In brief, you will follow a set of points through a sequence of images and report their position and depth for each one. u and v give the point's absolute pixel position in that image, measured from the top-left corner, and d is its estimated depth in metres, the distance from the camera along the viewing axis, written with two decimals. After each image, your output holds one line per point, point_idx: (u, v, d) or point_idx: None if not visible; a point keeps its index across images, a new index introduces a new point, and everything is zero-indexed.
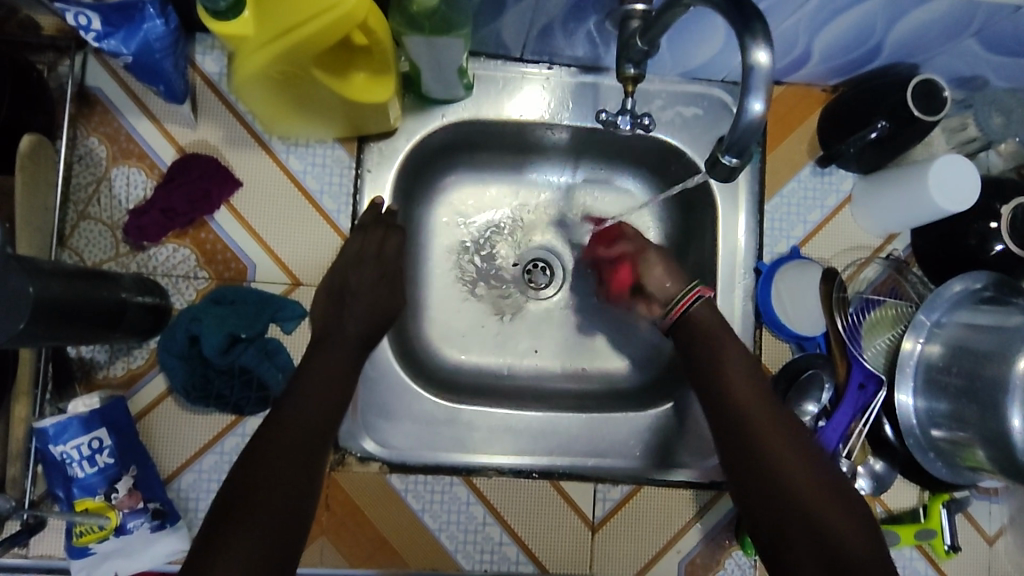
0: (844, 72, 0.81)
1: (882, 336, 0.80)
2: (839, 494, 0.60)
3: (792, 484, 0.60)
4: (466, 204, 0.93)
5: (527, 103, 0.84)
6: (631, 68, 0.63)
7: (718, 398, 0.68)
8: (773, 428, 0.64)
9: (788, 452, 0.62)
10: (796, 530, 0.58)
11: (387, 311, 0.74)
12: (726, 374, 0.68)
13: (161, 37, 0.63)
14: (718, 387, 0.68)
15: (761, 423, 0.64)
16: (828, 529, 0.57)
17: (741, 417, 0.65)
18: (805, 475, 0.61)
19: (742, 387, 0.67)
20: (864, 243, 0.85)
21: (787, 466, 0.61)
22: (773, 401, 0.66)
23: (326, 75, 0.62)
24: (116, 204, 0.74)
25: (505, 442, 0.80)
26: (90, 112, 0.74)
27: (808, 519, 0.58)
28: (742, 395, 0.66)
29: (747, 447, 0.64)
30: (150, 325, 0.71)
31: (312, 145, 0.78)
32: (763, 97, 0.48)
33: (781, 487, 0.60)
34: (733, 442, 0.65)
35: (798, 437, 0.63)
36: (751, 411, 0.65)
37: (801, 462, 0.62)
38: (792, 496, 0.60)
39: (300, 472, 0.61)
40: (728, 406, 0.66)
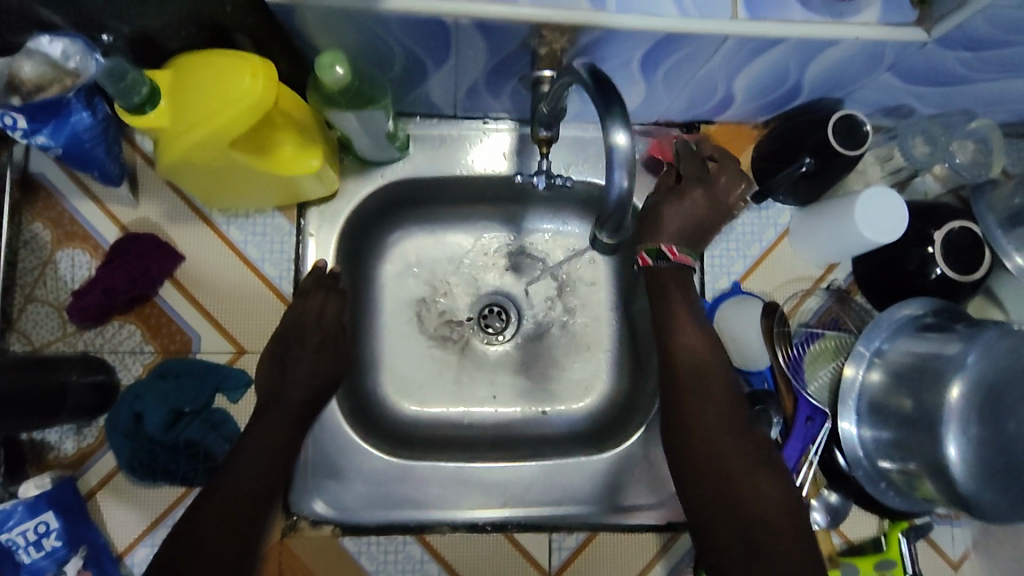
0: (772, 109, 0.82)
1: (824, 368, 0.81)
2: (777, 487, 0.62)
3: (734, 475, 0.62)
4: (417, 255, 0.94)
5: (489, 151, 0.86)
6: (544, 130, 0.64)
7: (673, 382, 0.68)
8: (721, 419, 0.65)
9: (733, 443, 0.64)
10: (729, 520, 0.60)
11: (330, 377, 0.76)
12: (682, 360, 0.69)
13: (89, 127, 0.64)
14: (675, 373, 0.69)
15: (710, 414, 0.65)
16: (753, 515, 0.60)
17: (693, 406, 0.66)
18: (745, 467, 0.62)
19: (696, 375, 0.68)
20: (805, 274, 0.86)
21: (729, 458, 0.63)
22: (725, 390, 0.67)
23: (246, 155, 0.63)
24: (61, 286, 0.76)
25: (459, 496, 0.80)
26: (34, 198, 0.76)
27: (741, 512, 0.60)
28: (697, 384, 0.67)
29: (696, 435, 0.65)
30: (96, 404, 0.72)
31: (251, 215, 0.80)
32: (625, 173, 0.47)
33: (720, 475, 0.62)
34: (683, 431, 0.66)
35: (744, 428, 0.65)
36: (702, 401, 0.66)
37: (743, 453, 0.63)
38: (731, 489, 0.61)
39: (240, 541, 0.62)
40: (682, 394, 0.67)
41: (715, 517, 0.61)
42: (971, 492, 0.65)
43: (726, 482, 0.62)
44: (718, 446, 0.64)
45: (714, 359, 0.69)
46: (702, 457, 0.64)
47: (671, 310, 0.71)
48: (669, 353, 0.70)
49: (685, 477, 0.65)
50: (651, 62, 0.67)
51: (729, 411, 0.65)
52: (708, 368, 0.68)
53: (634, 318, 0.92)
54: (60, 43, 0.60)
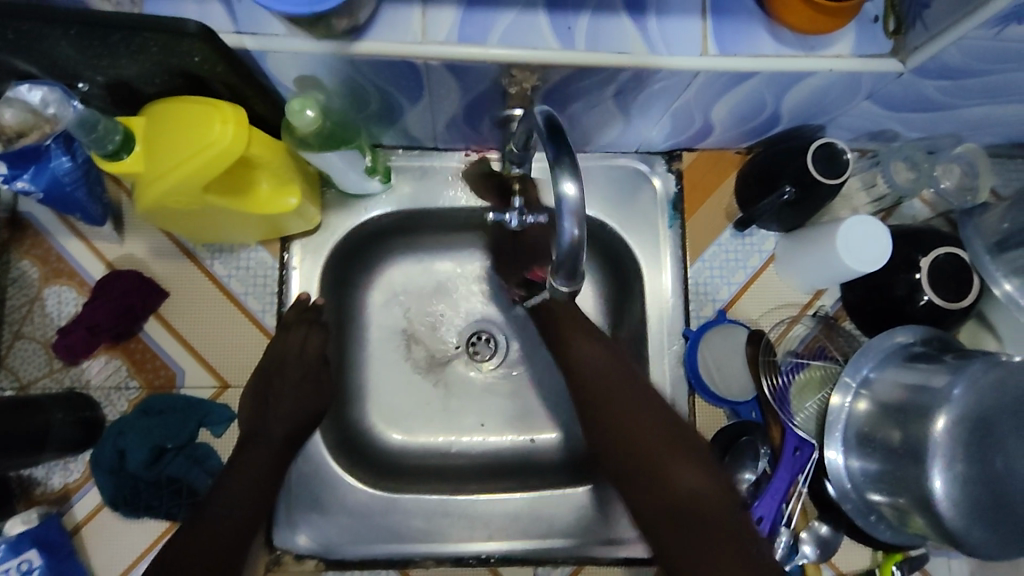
0: (754, 136, 0.82)
1: (811, 398, 0.80)
2: (693, 459, 0.60)
3: (649, 459, 0.61)
4: (404, 284, 0.94)
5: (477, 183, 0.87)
6: (516, 168, 0.64)
7: (576, 387, 0.68)
8: (628, 404, 0.64)
9: (642, 424, 0.63)
10: (644, 491, 0.60)
11: (313, 412, 0.76)
12: (580, 363, 0.69)
13: (69, 171, 0.66)
14: (576, 377, 0.69)
15: (614, 402, 0.64)
16: (665, 480, 0.59)
17: (595, 403, 0.65)
18: (659, 451, 0.61)
19: (596, 372, 0.67)
20: (793, 301, 0.85)
21: (643, 444, 0.61)
22: (625, 375, 0.67)
23: (220, 198, 0.64)
24: (48, 322, 0.77)
25: (444, 528, 0.80)
26: (22, 236, 0.78)
27: (662, 497, 0.58)
28: (598, 377, 0.67)
29: (598, 417, 0.65)
30: (81, 439, 0.74)
31: (234, 250, 0.81)
32: (573, 223, 0.47)
33: (631, 451, 0.61)
34: (595, 427, 0.65)
35: (652, 405, 0.64)
36: (608, 392, 0.66)
37: (656, 434, 0.62)
38: (650, 476, 0.60)
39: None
40: (588, 396, 0.67)
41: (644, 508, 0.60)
42: (960, 529, 0.63)
43: (643, 470, 0.61)
44: (633, 435, 0.62)
45: (609, 348, 0.70)
46: (616, 448, 0.63)
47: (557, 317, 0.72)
48: (565, 357, 0.70)
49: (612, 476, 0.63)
50: (625, 95, 0.68)
51: (631, 393, 0.65)
52: (605, 362, 0.68)
53: None
54: (39, 91, 0.60)
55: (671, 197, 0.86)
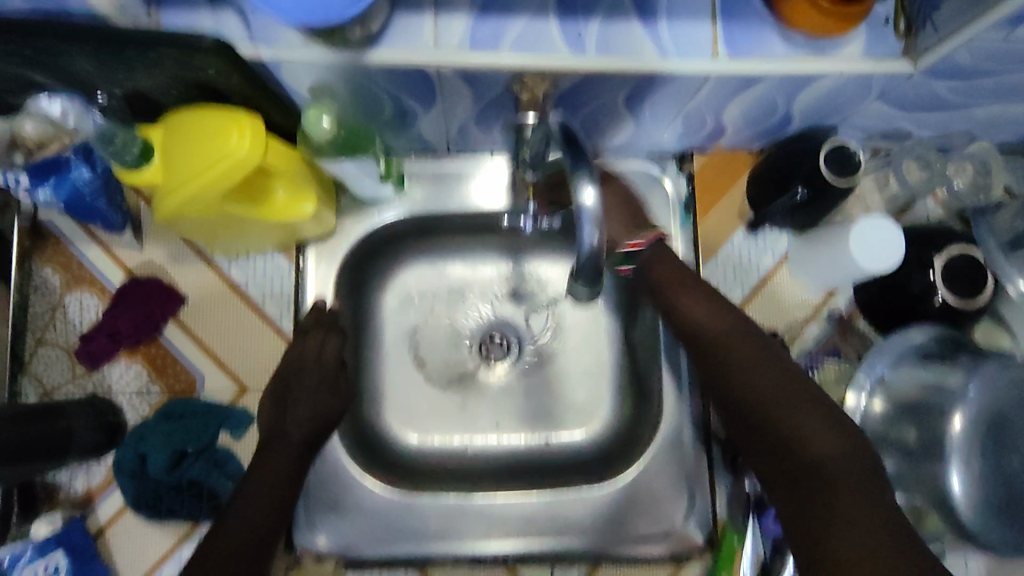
0: (766, 136, 0.82)
1: (828, 397, 0.81)
2: (828, 423, 0.62)
3: (784, 424, 0.63)
4: (418, 287, 0.95)
5: (490, 188, 0.87)
6: (529, 173, 0.64)
7: (695, 345, 0.71)
8: (753, 367, 0.67)
9: (769, 384, 0.65)
10: (771, 443, 0.64)
11: (330, 416, 0.77)
12: (700, 326, 0.70)
13: (89, 181, 0.67)
14: (693, 336, 0.70)
15: (730, 359, 0.68)
16: (794, 440, 0.62)
17: (712, 365, 0.69)
18: (794, 412, 0.63)
19: (715, 332, 0.69)
20: (806, 301, 0.85)
21: (771, 402, 0.64)
22: (740, 331, 0.69)
23: (237, 205, 0.65)
24: (71, 329, 0.78)
25: (466, 528, 0.81)
26: (44, 244, 0.79)
27: (801, 459, 0.61)
28: (717, 338, 0.69)
29: (718, 376, 0.69)
30: (105, 442, 0.74)
31: (252, 255, 0.82)
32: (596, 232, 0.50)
33: (753, 409, 0.65)
34: (721, 383, 0.69)
35: (776, 367, 0.66)
36: (726, 355, 0.68)
37: (786, 399, 0.64)
38: (787, 437, 0.62)
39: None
40: (709, 357, 0.69)
41: (778, 468, 0.63)
42: (976, 526, 0.64)
43: (778, 432, 0.63)
44: (757, 391, 0.65)
45: (723, 309, 0.71)
46: (742, 406, 0.66)
47: (657, 275, 0.72)
48: (682, 322, 0.71)
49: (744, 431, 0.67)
50: (637, 99, 0.68)
51: (752, 352, 0.67)
52: (723, 326, 0.69)
53: (634, 347, 0.92)
54: (58, 102, 0.61)
55: (682, 198, 0.86)
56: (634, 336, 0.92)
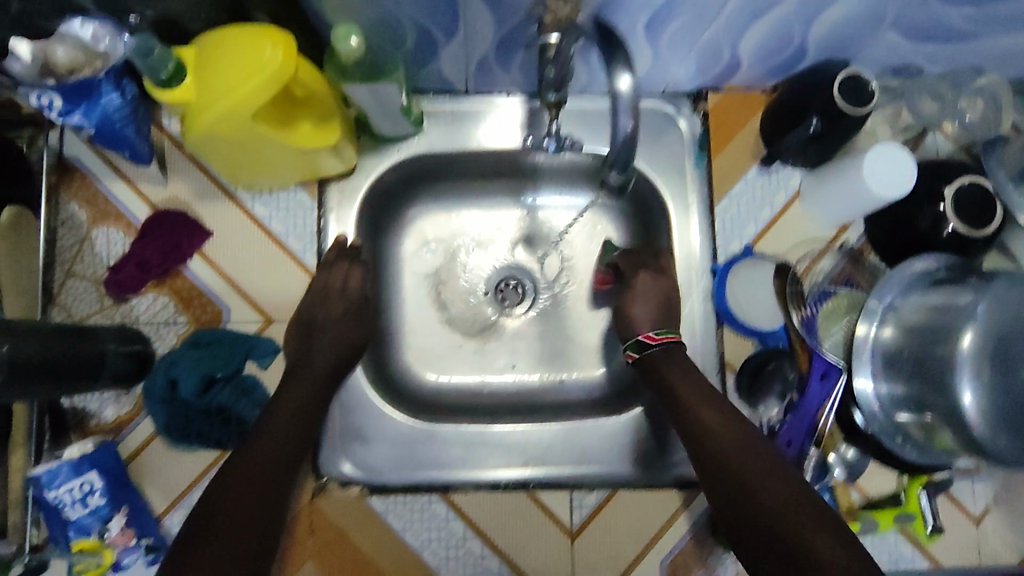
0: (779, 73, 0.83)
1: (838, 325, 0.82)
2: (828, 527, 0.59)
3: (781, 517, 0.61)
4: (435, 231, 0.96)
5: (500, 129, 0.89)
6: (552, 95, 0.66)
7: (695, 447, 0.69)
8: (750, 459, 0.65)
9: (779, 500, 0.62)
10: (778, 555, 0.59)
11: (352, 344, 0.78)
12: (716, 445, 0.68)
13: (119, 108, 0.67)
14: (696, 439, 0.70)
15: (727, 450, 0.67)
16: (806, 555, 0.57)
17: (721, 484, 0.66)
18: (792, 510, 0.61)
19: (718, 440, 0.68)
20: (818, 236, 0.86)
21: (778, 519, 0.61)
22: (742, 437, 0.67)
23: (268, 126, 0.67)
24: (98, 262, 0.80)
25: (486, 457, 0.83)
26: (69, 179, 0.80)
27: (803, 556, 0.58)
28: (718, 432, 0.68)
29: (727, 485, 0.65)
30: (133, 372, 0.75)
31: (275, 191, 0.83)
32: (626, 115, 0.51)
33: (760, 515, 0.62)
34: (717, 481, 0.66)
35: (775, 470, 0.64)
36: (737, 471, 0.65)
37: (785, 499, 0.62)
38: (785, 533, 0.60)
39: (260, 514, 0.64)
40: (720, 475, 0.66)
41: (782, 567, 0.59)
42: (986, 438, 0.66)
43: (775, 527, 0.60)
44: (763, 501, 0.62)
45: (730, 418, 0.70)
46: (737, 497, 0.64)
47: (669, 381, 0.74)
48: (685, 424, 0.71)
49: (742, 529, 0.63)
50: (656, 27, 0.70)
51: (748, 452, 0.66)
52: (735, 441, 0.67)
53: None
54: (91, 26, 0.62)
55: (696, 136, 0.88)
56: None
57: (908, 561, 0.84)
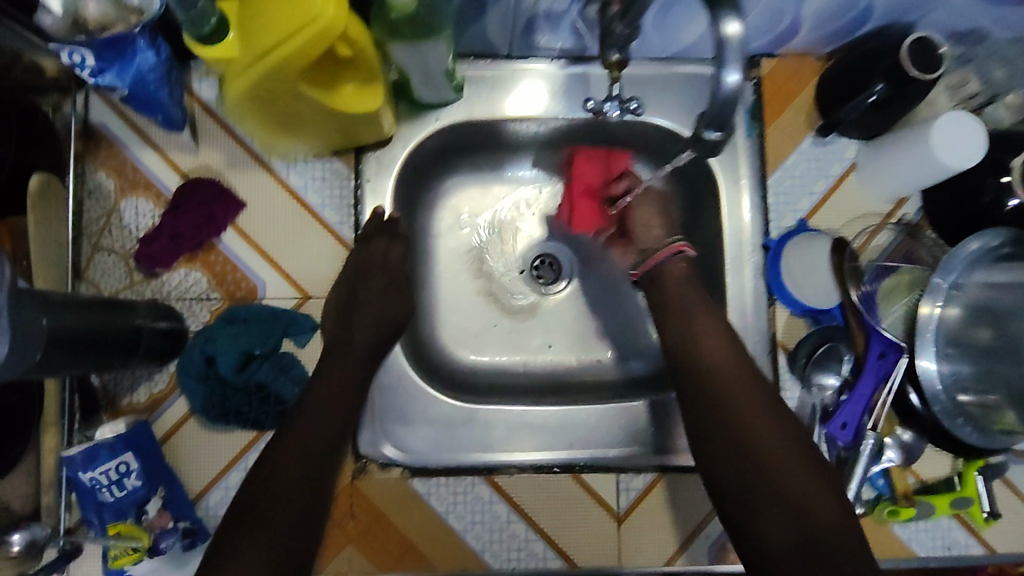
0: (837, 38, 0.79)
1: (898, 303, 0.78)
2: (820, 476, 0.59)
3: (782, 462, 0.59)
4: (470, 205, 0.92)
5: (525, 96, 0.84)
6: (616, 53, 0.63)
7: (693, 384, 0.66)
8: (752, 403, 0.63)
9: (769, 430, 0.61)
10: (759, 481, 0.59)
11: (394, 320, 0.75)
12: (710, 368, 0.66)
13: (153, 67, 0.65)
14: (696, 376, 0.66)
15: (732, 392, 0.64)
16: (792, 488, 0.58)
17: (711, 407, 0.64)
18: (791, 457, 0.60)
19: (716, 368, 0.66)
20: (875, 210, 0.83)
21: (769, 449, 0.60)
22: (747, 380, 0.65)
23: (310, 87, 0.63)
24: (127, 234, 0.76)
25: (525, 438, 0.80)
26: (96, 148, 0.76)
27: (798, 503, 0.57)
28: (723, 373, 0.66)
29: (716, 409, 0.64)
30: (166, 350, 0.73)
31: (310, 160, 0.80)
32: (739, 66, 0.49)
33: (748, 440, 0.61)
34: (716, 420, 0.63)
35: (776, 415, 0.63)
36: (730, 396, 0.64)
37: (786, 446, 0.60)
38: (781, 478, 0.58)
39: (307, 496, 0.62)
40: (711, 398, 0.64)
41: (773, 511, 0.57)
42: None
43: (774, 472, 0.59)
44: (754, 428, 0.61)
45: (736, 360, 0.67)
46: (737, 439, 0.61)
47: (669, 308, 0.72)
48: (687, 361, 0.68)
49: (736, 470, 0.60)
50: None
51: (751, 395, 0.64)
52: (735, 372, 0.66)
53: None
54: None
55: (748, 106, 0.84)
56: None
57: (962, 548, 0.79)
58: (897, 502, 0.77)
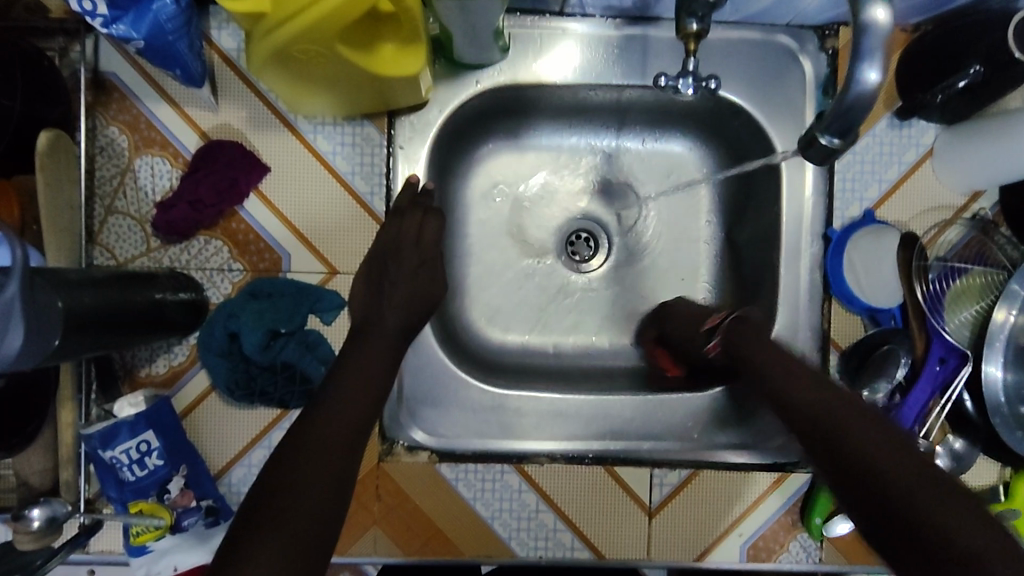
0: (927, 10, 0.71)
1: (967, 308, 0.73)
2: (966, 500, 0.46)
3: (908, 492, 0.47)
4: (506, 173, 0.85)
5: (572, 59, 0.76)
6: (695, 23, 0.58)
7: (793, 421, 0.58)
8: (858, 425, 0.54)
9: (882, 455, 0.50)
10: (882, 507, 0.48)
11: (428, 301, 0.71)
12: (800, 397, 0.59)
13: (172, 16, 0.60)
14: (792, 412, 0.59)
15: (831, 421, 0.55)
16: (932, 523, 0.45)
17: (817, 441, 0.55)
18: (907, 478, 0.48)
19: (805, 397, 0.58)
20: (946, 203, 0.77)
21: (885, 475, 0.49)
22: (845, 406, 0.56)
23: (349, 49, 0.57)
24: (142, 197, 0.71)
25: (555, 428, 0.78)
26: (107, 100, 0.70)
27: (933, 540, 0.44)
28: (814, 406, 0.57)
29: (820, 445, 0.54)
30: (188, 323, 0.68)
31: (339, 123, 0.73)
32: (879, 62, 0.44)
33: (861, 469, 0.50)
34: (826, 458, 0.53)
35: (880, 427, 0.53)
36: (829, 421, 0.55)
37: (892, 456, 0.50)
38: (915, 514, 0.46)
39: (337, 480, 0.57)
40: (812, 431, 0.56)
41: (902, 546, 0.46)
42: None
43: (897, 500, 0.47)
44: (868, 459, 0.50)
45: (825, 385, 0.59)
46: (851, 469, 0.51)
47: (740, 338, 0.69)
48: (778, 398, 0.61)
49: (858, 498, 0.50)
50: None
51: (857, 416, 0.54)
52: (827, 398, 0.57)
53: (739, 248, 0.84)
54: None
55: (820, 79, 0.76)
56: (740, 238, 0.83)
57: None
58: None
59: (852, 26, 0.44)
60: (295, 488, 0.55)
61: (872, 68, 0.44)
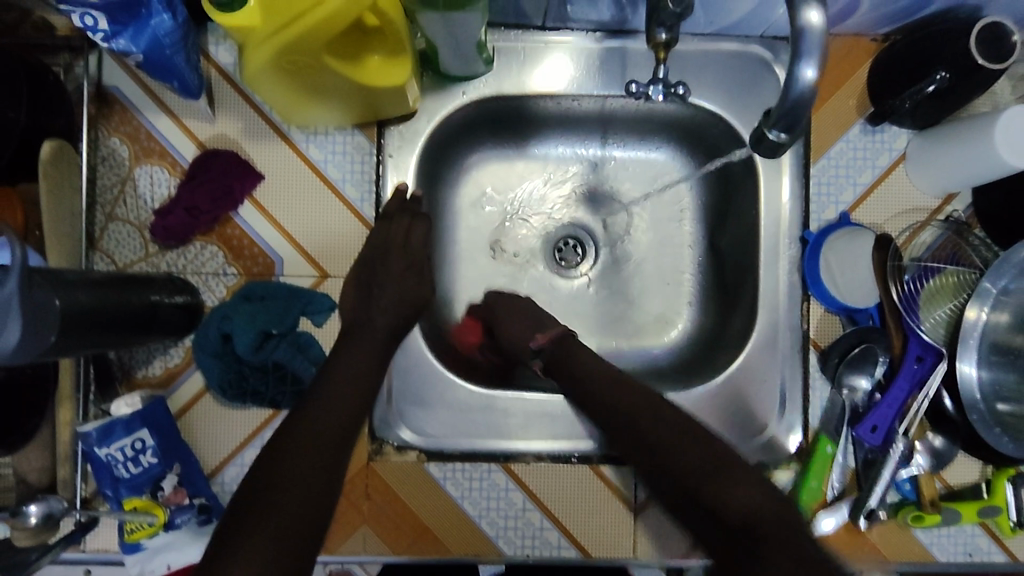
0: (893, 20, 0.74)
1: (942, 306, 0.75)
2: (752, 476, 0.56)
3: (708, 486, 0.56)
4: (493, 182, 0.88)
5: (556, 70, 0.79)
6: (663, 32, 0.61)
7: (607, 426, 0.66)
8: (673, 439, 0.61)
9: (692, 456, 0.59)
10: (691, 501, 0.57)
11: (416, 302, 0.73)
12: (614, 399, 0.66)
13: (169, 31, 0.63)
14: (608, 416, 0.66)
15: (645, 430, 0.63)
16: (731, 505, 0.54)
17: (638, 447, 0.63)
18: (707, 472, 0.57)
19: (614, 398, 0.66)
20: (921, 206, 0.79)
21: (684, 474, 0.58)
22: (645, 405, 0.64)
23: (338, 61, 0.60)
24: (141, 205, 0.74)
25: (543, 427, 0.79)
26: (109, 112, 0.74)
27: (722, 518, 0.54)
28: (650, 415, 0.63)
29: (640, 450, 0.63)
30: (184, 324, 0.71)
31: (331, 132, 0.76)
32: (816, 61, 0.47)
33: (675, 469, 0.59)
34: (653, 471, 0.61)
35: (676, 426, 0.62)
36: (643, 425, 0.63)
37: (693, 453, 0.59)
38: (710, 502, 0.56)
39: (323, 473, 0.58)
40: (624, 439, 0.64)
41: (719, 539, 0.54)
42: None
43: (702, 497, 0.56)
44: (680, 463, 0.59)
45: (649, 395, 0.65)
46: (677, 484, 0.58)
47: (573, 346, 0.73)
48: (582, 398, 0.68)
49: (685, 509, 0.58)
50: None
51: (672, 427, 0.62)
52: (642, 403, 0.65)
53: (721, 252, 0.86)
54: None
55: None
56: (722, 242, 0.86)
57: (982, 556, 0.77)
58: (922, 507, 0.74)
59: (792, 30, 0.47)
60: (282, 482, 0.56)
61: (807, 67, 0.47)
